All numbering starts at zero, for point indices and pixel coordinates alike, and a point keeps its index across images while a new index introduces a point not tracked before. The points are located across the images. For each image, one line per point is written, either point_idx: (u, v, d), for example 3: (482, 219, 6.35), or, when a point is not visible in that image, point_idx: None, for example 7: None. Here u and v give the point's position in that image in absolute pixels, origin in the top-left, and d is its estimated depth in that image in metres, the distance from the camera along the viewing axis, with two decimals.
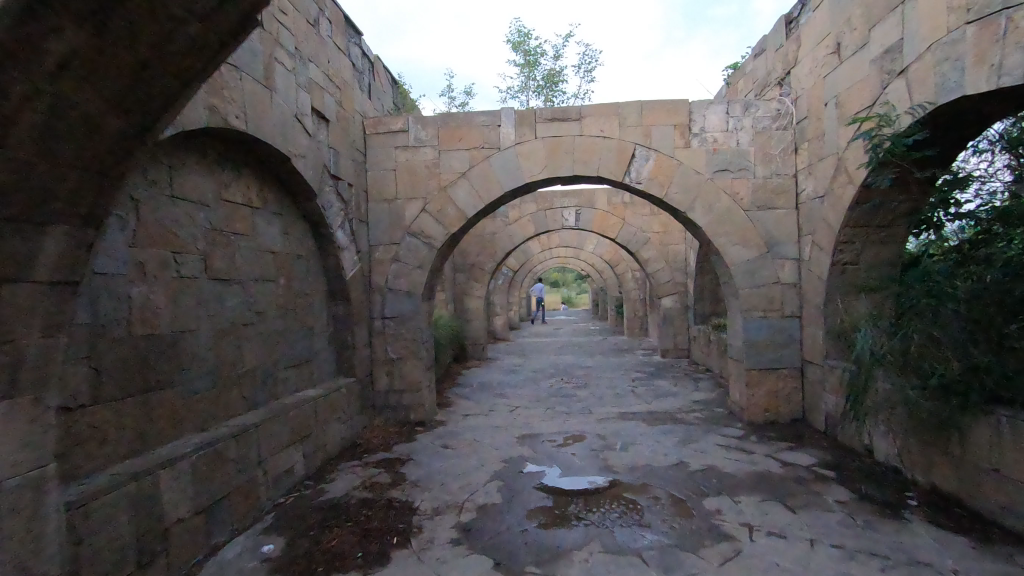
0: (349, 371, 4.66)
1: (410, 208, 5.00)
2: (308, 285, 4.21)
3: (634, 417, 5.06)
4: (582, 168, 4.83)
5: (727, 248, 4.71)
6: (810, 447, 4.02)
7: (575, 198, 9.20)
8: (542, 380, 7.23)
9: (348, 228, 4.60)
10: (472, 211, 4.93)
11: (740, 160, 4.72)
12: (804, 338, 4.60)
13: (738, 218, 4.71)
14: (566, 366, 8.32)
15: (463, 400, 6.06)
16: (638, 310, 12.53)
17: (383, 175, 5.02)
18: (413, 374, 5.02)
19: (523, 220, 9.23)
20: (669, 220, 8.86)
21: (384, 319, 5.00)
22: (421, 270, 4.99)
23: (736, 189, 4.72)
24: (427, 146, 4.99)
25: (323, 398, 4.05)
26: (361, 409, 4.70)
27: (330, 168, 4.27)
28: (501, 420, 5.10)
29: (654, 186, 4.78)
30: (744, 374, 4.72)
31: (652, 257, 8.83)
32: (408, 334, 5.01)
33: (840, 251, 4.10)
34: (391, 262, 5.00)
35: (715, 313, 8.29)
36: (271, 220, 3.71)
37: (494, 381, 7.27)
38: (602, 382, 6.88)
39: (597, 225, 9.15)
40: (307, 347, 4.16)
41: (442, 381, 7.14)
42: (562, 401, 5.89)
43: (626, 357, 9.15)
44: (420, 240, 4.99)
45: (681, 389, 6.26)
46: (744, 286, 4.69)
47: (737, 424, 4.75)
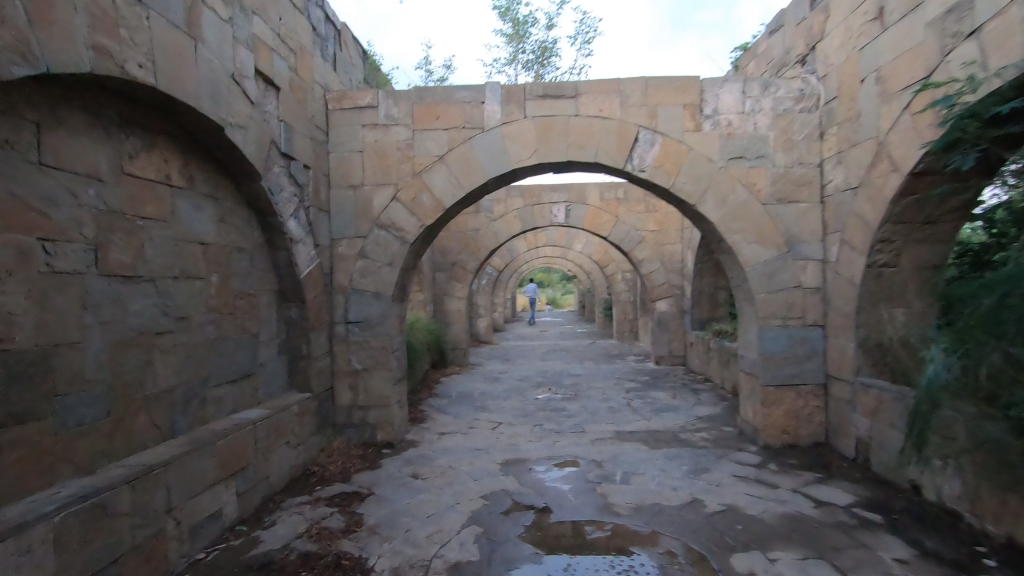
0: (304, 385, 3.99)
1: (379, 196, 4.33)
2: (252, 284, 3.52)
3: (633, 438, 4.44)
4: (577, 153, 4.21)
5: (742, 247, 4.12)
6: (842, 480, 3.45)
7: (566, 193, 8.59)
8: (528, 390, 6.58)
9: (303, 218, 3.91)
10: (450, 200, 4.28)
11: (758, 147, 4.13)
12: (829, 351, 4.03)
13: (755, 213, 4.12)
14: (554, 374, 7.68)
15: (440, 415, 5.41)
16: (628, 313, 11.98)
17: (348, 157, 4.34)
18: (381, 388, 4.35)
19: (509, 216, 8.59)
20: (666, 218, 8.27)
21: (347, 324, 4.33)
22: (392, 268, 4.33)
23: (753, 180, 4.13)
24: (400, 125, 4.32)
25: (268, 420, 3.37)
26: (317, 431, 4.02)
27: (281, 145, 3.59)
28: (482, 441, 4.45)
29: (659, 174, 4.18)
30: (759, 391, 4.14)
31: (647, 257, 8.24)
32: (374, 342, 4.34)
33: (877, 251, 3.53)
34: (356, 258, 4.33)
35: (714, 318, 7.74)
36: (201, 204, 3.02)
37: (476, 391, 6.61)
38: (594, 393, 6.27)
39: (588, 222, 8.55)
40: (250, 358, 3.48)
41: (418, 392, 6.48)
42: (551, 417, 5.25)
43: (618, 364, 8.57)
44: (390, 234, 4.32)
45: (682, 403, 5.66)
46: (761, 291, 4.10)
47: (751, 447, 4.17)
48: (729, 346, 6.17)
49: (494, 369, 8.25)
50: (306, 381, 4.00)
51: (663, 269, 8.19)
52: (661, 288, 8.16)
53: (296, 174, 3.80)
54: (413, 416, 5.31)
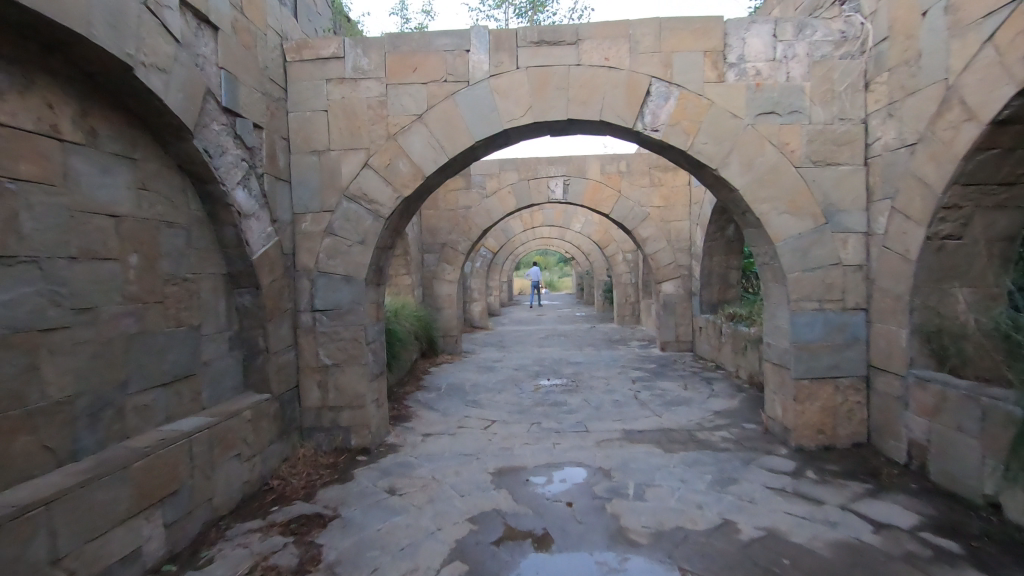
0: (262, 384, 3.42)
1: (348, 162, 3.71)
2: (190, 266, 2.92)
3: (643, 439, 3.89)
4: (579, 109, 3.59)
5: (771, 219, 3.53)
6: (897, 492, 2.90)
7: (563, 166, 7.95)
8: (525, 381, 6.03)
9: (255, 188, 3.30)
10: (432, 167, 3.67)
11: (791, 100, 3.51)
12: (873, 338, 3.47)
13: (787, 179, 3.52)
14: (552, 362, 7.13)
15: (426, 412, 4.86)
16: (630, 296, 11.43)
17: (310, 117, 3.71)
18: (354, 385, 3.77)
19: (503, 192, 7.95)
20: (672, 192, 7.64)
21: (314, 313, 3.74)
22: (364, 247, 3.73)
23: (786, 139, 3.51)
24: (370, 79, 3.68)
25: (212, 430, 2.80)
26: (280, 437, 3.46)
27: (222, 98, 2.96)
28: (471, 444, 3.90)
29: (674, 134, 3.57)
30: (791, 385, 3.59)
31: (651, 235, 7.62)
32: (346, 333, 3.76)
33: (940, 220, 2.94)
34: (323, 236, 3.72)
35: (724, 301, 7.19)
36: (110, 166, 2.40)
37: (467, 383, 6.05)
38: (598, 384, 5.72)
39: (588, 198, 7.92)
40: (189, 356, 2.90)
41: (404, 385, 5.92)
42: (550, 413, 4.70)
43: (622, 350, 8.04)
44: (362, 207, 3.71)
45: (694, 395, 5.12)
46: (794, 269, 3.52)
47: (780, 449, 3.62)
48: (745, 332, 5.62)
49: (488, 357, 7.71)
50: (265, 380, 3.42)
51: (670, 248, 7.60)
52: (667, 269, 7.58)
53: (243, 134, 3.18)
54: (395, 414, 4.76)
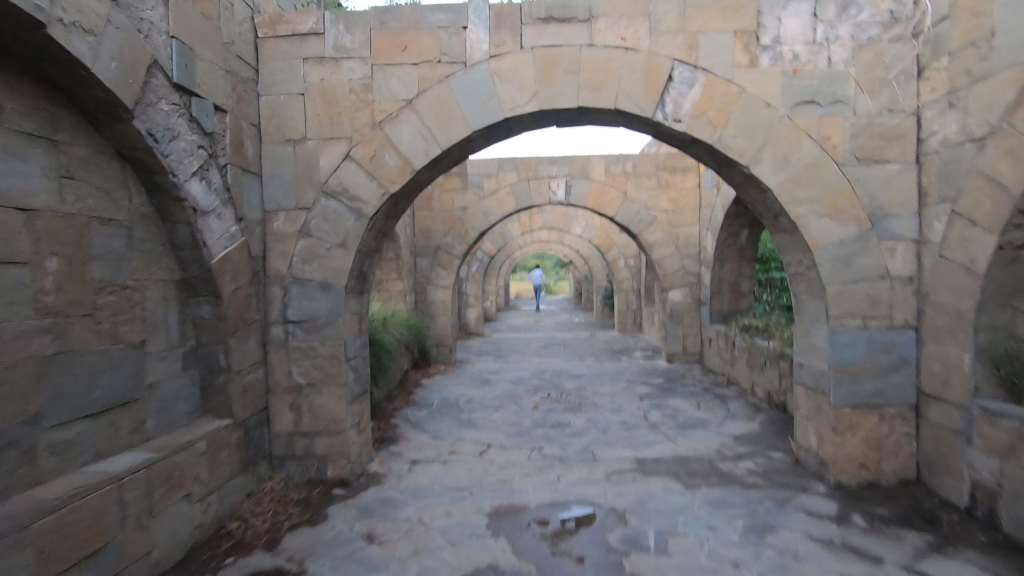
0: (223, 408, 2.95)
1: (327, 153, 3.24)
2: (132, 271, 2.46)
3: (659, 471, 3.44)
4: (591, 96, 3.16)
5: (809, 223, 3.10)
6: (967, 547, 2.46)
7: (566, 167, 7.42)
8: (523, 397, 5.58)
9: (216, 180, 2.84)
10: (423, 160, 3.22)
11: (833, 88, 3.08)
12: (925, 361, 3.03)
13: (828, 178, 3.08)
14: (552, 375, 6.67)
15: (416, 433, 4.40)
16: (631, 303, 11.01)
17: (285, 102, 3.25)
18: (331, 408, 3.30)
19: (501, 193, 7.46)
20: (681, 194, 7.20)
21: (286, 325, 3.28)
22: (345, 251, 3.27)
23: (826, 133, 3.08)
24: (353, 58, 3.23)
25: (154, 469, 2.33)
26: (244, 470, 2.99)
27: (173, 73, 2.50)
28: (465, 476, 3.44)
29: (700, 126, 3.13)
30: (830, 413, 3.14)
31: (659, 239, 7.18)
32: (322, 348, 3.29)
33: (1016, 227, 2.52)
34: (297, 237, 3.26)
35: (736, 311, 6.75)
36: (20, 148, 1.95)
37: (461, 398, 5.59)
38: (603, 401, 5.27)
39: (592, 200, 7.43)
40: (129, 379, 2.43)
41: (392, 400, 5.45)
42: (552, 435, 4.24)
43: (625, 361, 7.60)
44: (343, 205, 3.26)
45: (709, 416, 4.68)
46: (835, 281, 3.09)
47: (816, 486, 3.18)
48: (763, 347, 5.18)
49: (484, 368, 7.26)
50: (226, 402, 2.95)
51: (678, 255, 7.15)
52: (675, 277, 7.13)
53: (202, 117, 2.72)
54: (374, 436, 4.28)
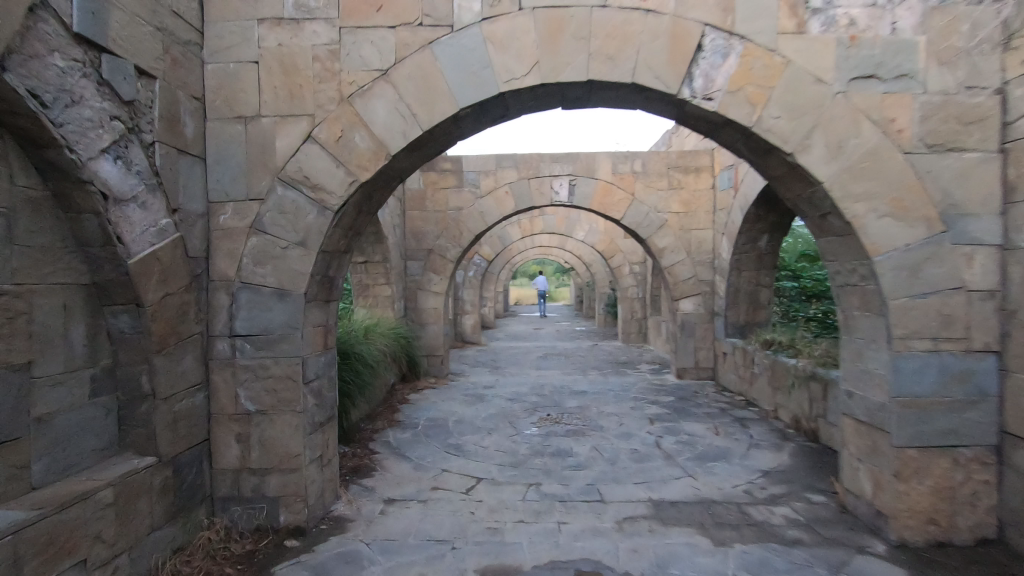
0: (145, 444, 2.39)
1: (285, 133, 2.69)
2: (12, 273, 1.92)
3: (680, 520, 2.87)
4: (603, 67, 2.61)
5: (867, 224, 2.55)
6: None
7: (570, 165, 6.82)
8: (519, 417, 5.02)
9: (139, 161, 2.29)
10: (400, 143, 2.68)
11: (899, 60, 2.52)
12: (1012, 394, 2.47)
13: (892, 169, 2.53)
14: (552, 391, 6.11)
15: (396, 462, 3.83)
16: (636, 312, 10.48)
17: (235, 71, 2.70)
18: (284, 441, 2.72)
19: (499, 192, 6.84)
20: (694, 196, 6.64)
21: (233, 340, 2.72)
22: (305, 251, 2.71)
23: (890, 114, 2.53)
24: (318, 20, 2.68)
25: (25, 535, 1.77)
26: (170, 520, 2.44)
27: (72, 20, 1.96)
28: (447, 522, 2.88)
29: (735, 104, 2.59)
30: (890, 455, 2.58)
31: (669, 245, 6.63)
32: (276, 368, 2.73)
33: None
34: (248, 234, 2.71)
35: (754, 324, 6.20)
36: None
37: (450, 418, 5.02)
38: (609, 425, 4.70)
39: (597, 201, 6.83)
40: (3, 412, 1.88)
41: (373, 421, 4.87)
42: (552, 468, 3.67)
43: (631, 376, 7.04)
44: (304, 195, 2.70)
45: (730, 444, 4.11)
46: (900, 294, 2.53)
47: (874, 543, 2.61)
48: (789, 366, 4.62)
49: (478, 382, 6.70)
50: (149, 436, 2.39)
51: (690, 261, 6.60)
52: (687, 285, 6.59)
53: (119, 82, 2.18)
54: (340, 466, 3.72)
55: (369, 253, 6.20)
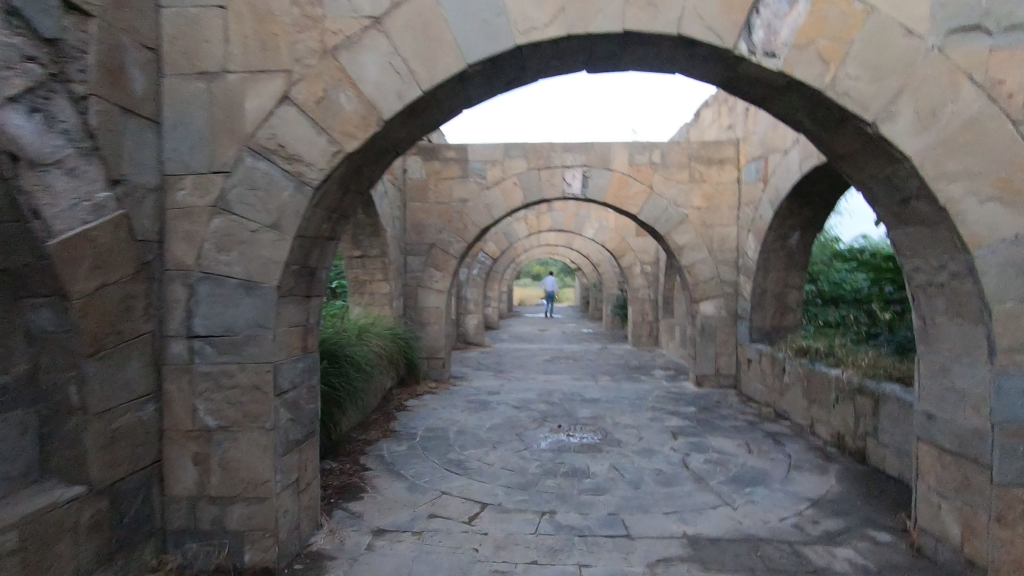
0: (73, 469, 1.94)
1: (254, 90, 2.23)
2: None
3: (723, 563, 2.40)
4: (641, 15, 2.15)
5: (966, 210, 2.07)
6: None
7: (583, 155, 6.27)
8: (528, 428, 4.55)
9: (66, 118, 1.85)
10: (395, 106, 2.21)
11: (1010, 8, 2.04)
12: None
13: (999, 142, 2.04)
14: (562, 398, 5.65)
15: (389, 481, 3.37)
16: (647, 314, 10.01)
17: (197, 17, 2.24)
18: (251, 464, 2.26)
19: (506, 183, 6.31)
20: (717, 190, 6.15)
21: (191, 341, 2.25)
22: (279, 235, 2.25)
23: (997, 74, 2.05)
24: None
25: None
26: (105, 563, 1.98)
27: None
28: (445, 562, 2.41)
29: (804, 62, 2.12)
30: (989, 494, 2.11)
31: (690, 242, 6.16)
32: (241, 376, 2.26)
33: None
34: (210, 214, 2.25)
35: (781, 329, 5.73)
36: None
37: (451, 427, 4.56)
38: (628, 440, 4.22)
39: (613, 194, 6.29)
40: None
41: (366, 431, 4.41)
42: (567, 492, 3.19)
43: (646, 382, 6.57)
44: (277, 167, 2.23)
45: (766, 465, 3.64)
46: (1007, 296, 2.05)
47: None
48: (830, 377, 4.14)
49: (482, 386, 6.25)
50: (78, 460, 1.94)
51: (712, 260, 6.13)
52: (708, 285, 6.12)
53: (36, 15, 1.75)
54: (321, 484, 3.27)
55: (366, 247, 5.75)
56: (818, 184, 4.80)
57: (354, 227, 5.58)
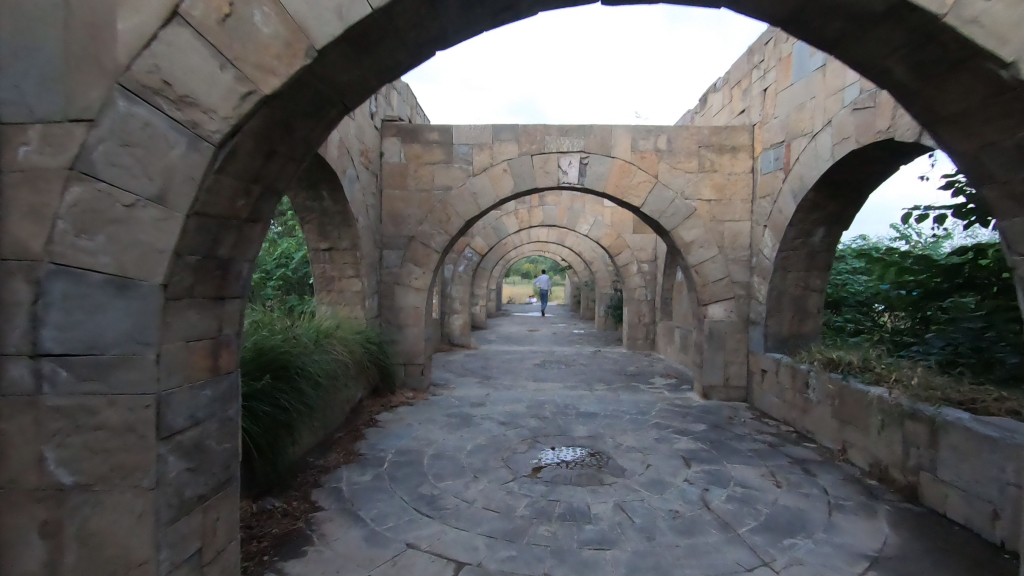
0: None
1: (127, 3, 1.53)
2: None
3: None
4: None
5: None
6: None
7: (581, 140, 5.59)
8: (516, 451, 3.90)
9: None
10: (333, 29, 1.56)
11: None
12: None
13: None
14: (555, 412, 5.02)
15: (343, 528, 2.71)
16: (643, 316, 9.39)
17: None
18: (124, 539, 1.59)
19: (495, 170, 5.62)
20: (729, 181, 5.53)
21: (41, 364, 1.54)
22: (165, 212, 1.58)
23: None
24: None
25: None
26: None
27: None
28: None
29: None
30: None
31: (699, 238, 5.54)
32: (110, 412, 1.57)
33: None
34: (64, 180, 1.53)
35: (799, 337, 5.16)
36: None
37: (426, 450, 3.90)
38: (633, 468, 3.60)
39: (613, 183, 5.60)
40: None
41: (325, 454, 3.73)
42: (565, 545, 2.55)
43: (647, 392, 5.97)
44: (162, 114, 1.55)
45: (803, 506, 3.03)
46: None
47: None
48: (870, 397, 3.54)
49: (465, 397, 5.60)
50: None
51: (722, 259, 5.52)
52: (717, 287, 5.53)
53: None
54: (254, 533, 2.60)
55: (335, 238, 5.06)
56: (851, 173, 4.18)
57: (320, 216, 4.88)
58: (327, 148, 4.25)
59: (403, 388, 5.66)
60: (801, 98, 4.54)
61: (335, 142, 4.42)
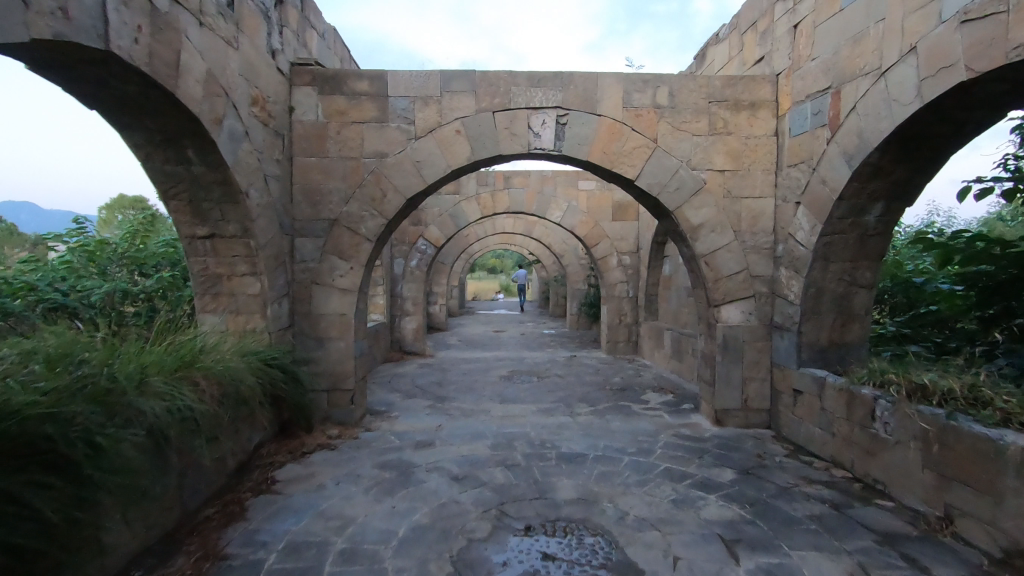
0: None
1: None
2: None
3: None
4: None
5: None
6: None
7: (558, 92, 4.26)
8: (473, 539, 2.57)
9: None
10: None
11: None
12: None
13: None
14: (527, 455, 3.70)
15: None
16: (625, 315, 8.11)
17: None
18: None
19: (445, 132, 4.25)
20: (747, 146, 4.31)
21: None
22: None
23: None
24: None
25: None
26: None
27: None
28: None
29: None
30: None
31: (709, 220, 4.30)
32: None
33: None
34: None
35: (841, 347, 3.99)
36: None
37: (333, 544, 2.52)
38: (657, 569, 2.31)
39: (600, 148, 4.29)
40: None
41: (167, 561, 2.30)
42: None
43: (642, 417, 4.72)
44: None
45: None
46: None
47: None
48: (1006, 448, 2.34)
49: (408, 433, 4.23)
50: None
51: (739, 246, 4.30)
52: (733, 283, 4.30)
53: None
54: None
55: (217, 221, 3.59)
56: (942, 121, 2.98)
57: (190, 188, 3.40)
58: (183, 80, 2.78)
59: (325, 422, 4.26)
60: (858, 25, 3.33)
61: (202, 74, 2.95)
